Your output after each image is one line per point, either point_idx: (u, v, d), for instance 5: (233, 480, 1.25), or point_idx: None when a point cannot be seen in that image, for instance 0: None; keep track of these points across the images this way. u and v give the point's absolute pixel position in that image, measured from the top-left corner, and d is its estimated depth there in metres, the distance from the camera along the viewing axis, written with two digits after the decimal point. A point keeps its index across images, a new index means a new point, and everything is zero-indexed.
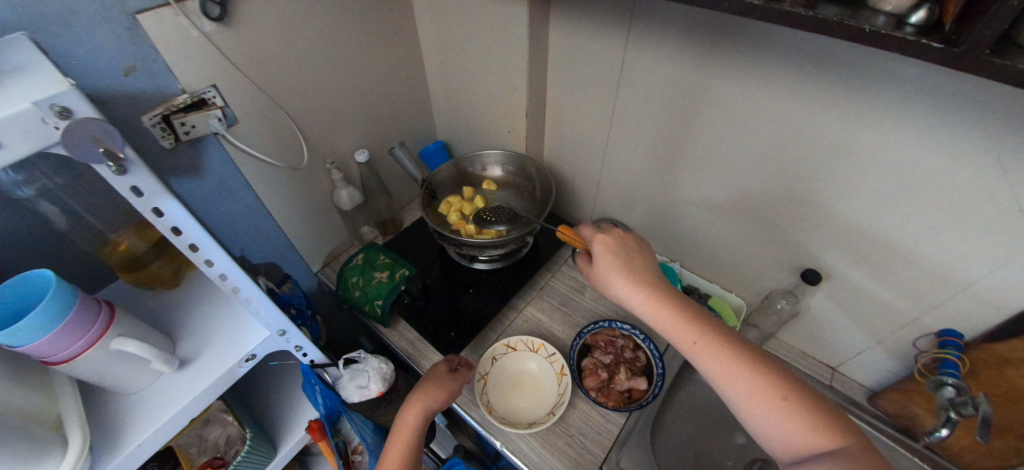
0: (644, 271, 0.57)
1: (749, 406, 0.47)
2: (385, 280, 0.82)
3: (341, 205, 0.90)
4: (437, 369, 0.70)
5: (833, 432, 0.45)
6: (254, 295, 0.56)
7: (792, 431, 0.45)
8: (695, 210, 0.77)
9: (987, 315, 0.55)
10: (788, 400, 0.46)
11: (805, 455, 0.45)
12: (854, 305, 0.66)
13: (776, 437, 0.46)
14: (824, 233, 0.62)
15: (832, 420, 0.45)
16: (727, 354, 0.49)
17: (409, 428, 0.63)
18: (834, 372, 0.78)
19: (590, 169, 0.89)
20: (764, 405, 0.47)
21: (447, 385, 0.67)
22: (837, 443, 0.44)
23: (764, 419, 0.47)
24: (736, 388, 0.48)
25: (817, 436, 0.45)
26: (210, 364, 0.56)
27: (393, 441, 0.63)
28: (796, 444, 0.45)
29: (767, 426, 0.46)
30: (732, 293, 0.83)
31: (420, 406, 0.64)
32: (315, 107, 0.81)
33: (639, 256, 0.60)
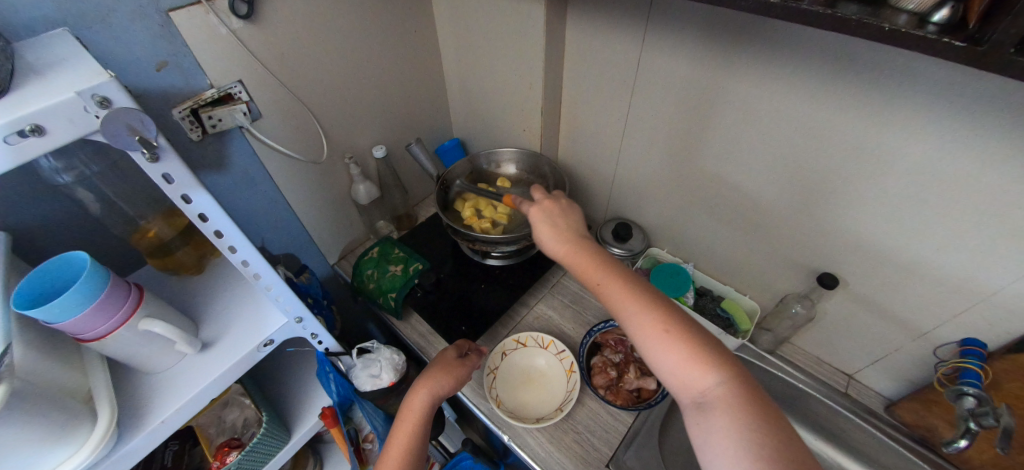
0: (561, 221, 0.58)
1: (643, 340, 0.47)
2: (399, 273, 0.86)
3: (358, 199, 0.94)
4: (446, 356, 0.70)
5: (719, 368, 0.43)
6: (274, 282, 0.58)
7: (681, 366, 0.44)
8: (707, 212, 0.82)
9: (1007, 325, 0.57)
10: (678, 334, 0.45)
11: (696, 394, 0.43)
12: (861, 308, 0.71)
13: (667, 371, 0.45)
14: (830, 239, 0.68)
15: (724, 358, 0.44)
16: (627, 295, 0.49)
17: (416, 414, 0.63)
18: (850, 380, 0.82)
19: (606, 168, 0.94)
20: (655, 339, 0.46)
21: (455, 372, 0.67)
22: (725, 381, 0.43)
23: (661, 362, 0.46)
24: (631, 323, 0.48)
25: (704, 372, 0.43)
26: (231, 346, 0.63)
27: (399, 427, 0.63)
28: (690, 387, 0.44)
29: (658, 361, 0.46)
30: (746, 296, 0.88)
31: (429, 392, 0.64)
32: (342, 109, 0.85)
33: (559, 205, 0.60)
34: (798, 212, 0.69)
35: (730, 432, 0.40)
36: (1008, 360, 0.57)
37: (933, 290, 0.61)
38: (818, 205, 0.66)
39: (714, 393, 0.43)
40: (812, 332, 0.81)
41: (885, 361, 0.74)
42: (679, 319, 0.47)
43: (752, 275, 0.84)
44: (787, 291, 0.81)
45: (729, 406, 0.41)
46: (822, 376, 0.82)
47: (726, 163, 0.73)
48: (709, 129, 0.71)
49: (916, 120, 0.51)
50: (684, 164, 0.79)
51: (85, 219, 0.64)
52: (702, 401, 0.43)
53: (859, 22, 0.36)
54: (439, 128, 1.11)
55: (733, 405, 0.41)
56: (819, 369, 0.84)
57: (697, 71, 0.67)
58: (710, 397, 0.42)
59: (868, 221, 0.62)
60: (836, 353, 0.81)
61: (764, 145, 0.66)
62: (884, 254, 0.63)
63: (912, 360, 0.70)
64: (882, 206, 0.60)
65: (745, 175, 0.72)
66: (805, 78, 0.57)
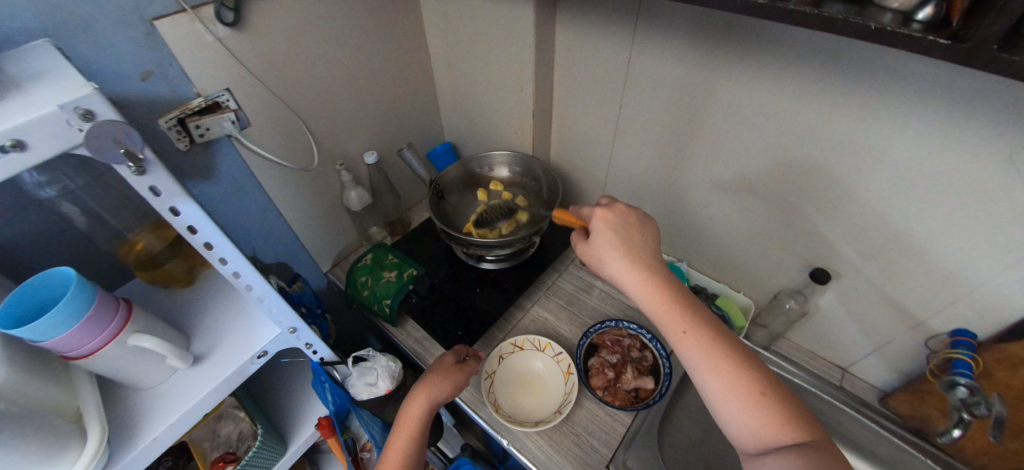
0: (640, 248, 0.53)
1: (723, 395, 0.46)
2: (393, 280, 0.85)
3: (350, 206, 0.93)
4: (444, 362, 0.70)
5: (802, 431, 0.43)
6: (266, 292, 0.57)
7: (762, 425, 0.44)
8: (698, 211, 0.83)
9: (998, 314, 0.58)
10: (763, 395, 0.45)
11: (772, 452, 0.43)
12: (853, 301, 0.72)
13: (745, 430, 0.44)
14: (821, 234, 0.68)
15: (805, 420, 0.44)
16: (711, 345, 0.48)
17: (416, 419, 0.63)
18: (844, 373, 0.82)
19: (598, 168, 0.94)
20: (736, 397, 0.45)
21: (453, 376, 0.67)
22: (804, 442, 0.42)
23: (740, 417, 0.45)
24: (712, 378, 0.46)
25: (787, 435, 0.43)
26: (224, 360, 0.62)
27: (398, 432, 0.62)
28: (765, 445, 0.43)
29: (737, 418, 0.45)
30: (740, 292, 0.89)
31: (428, 397, 0.64)
32: (332, 115, 0.84)
33: (638, 233, 0.54)
34: (788, 209, 0.70)
35: None
36: (998, 350, 0.59)
37: (922, 282, 0.62)
38: (809, 201, 0.67)
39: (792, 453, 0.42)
40: (806, 326, 0.82)
41: (879, 353, 0.75)
42: (762, 379, 0.46)
43: (746, 272, 0.85)
44: (780, 287, 0.81)
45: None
46: (817, 370, 0.83)
47: (717, 161, 0.73)
48: (700, 127, 0.71)
49: (903, 115, 0.52)
50: (676, 163, 0.79)
51: (71, 233, 0.63)
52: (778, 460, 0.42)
53: (846, 21, 0.36)
54: (430, 132, 1.11)
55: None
56: (813, 363, 0.84)
57: (686, 71, 0.67)
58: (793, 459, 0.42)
59: (857, 217, 0.63)
60: (830, 347, 0.82)
61: (754, 143, 0.67)
62: (874, 248, 0.64)
63: (905, 352, 0.71)
64: (871, 201, 0.60)
65: (735, 173, 0.72)
66: (792, 76, 0.57)
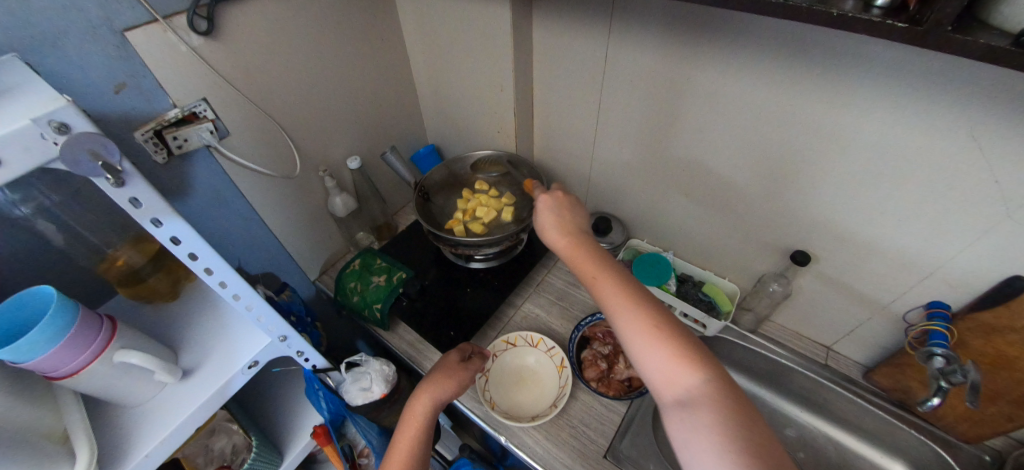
0: (572, 222, 0.60)
1: (634, 337, 0.48)
2: (383, 284, 0.85)
3: (336, 212, 0.93)
4: (449, 360, 0.70)
5: (709, 372, 0.44)
6: (253, 301, 0.57)
7: (669, 364, 0.45)
8: (681, 200, 0.84)
9: (971, 284, 0.61)
10: (668, 334, 0.47)
11: (679, 390, 0.44)
12: (833, 280, 0.74)
13: (655, 367, 0.46)
14: (799, 216, 0.70)
15: (713, 364, 0.45)
16: (625, 292, 0.51)
17: (420, 417, 0.63)
18: (829, 351, 0.84)
19: (581, 163, 0.95)
20: (645, 335, 0.47)
21: (458, 375, 0.67)
22: (708, 380, 0.44)
23: (649, 357, 0.47)
24: (623, 318, 0.49)
25: (692, 373, 0.44)
26: (214, 371, 0.61)
27: (404, 431, 0.62)
28: (672, 382, 0.45)
29: (645, 356, 0.47)
30: (726, 279, 0.89)
31: (433, 397, 0.64)
32: (311, 121, 0.84)
33: (571, 211, 0.62)
34: (766, 194, 0.72)
35: (711, 429, 0.41)
36: (970, 320, 0.62)
37: (897, 257, 0.65)
38: (786, 185, 0.68)
39: (697, 390, 0.43)
40: (789, 308, 0.84)
41: (861, 329, 0.77)
42: (672, 322, 0.48)
43: (729, 258, 0.86)
44: (764, 271, 0.83)
45: (711, 403, 0.42)
46: (803, 350, 0.85)
47: (696, 150, 0.75)
48: (678, 118, 0.73)
49: (869, 98, 0.54)
50: (656, 154, 0.81)
51: (48, 252, 0.62)
52: (684, 397, 0.44)
53: (809, 9, 0.37)
54: (412, 134, 1.10)
55: (717, 403, 0.42)
56: (799, 343, 0.86)
57: (662, 64, 0.68)
58: (697, 395, 0.43)
59: (833, 197, 0.65)
60: (814, 327, 0.84)
61: (731, 131, 0.68)
62: (851, 227, 0.66)
63: (885, 326, 0.74)
64: (845, 181, 0.62)
65: (714, 161, 0.74)
66: (764, 64, 0.59)
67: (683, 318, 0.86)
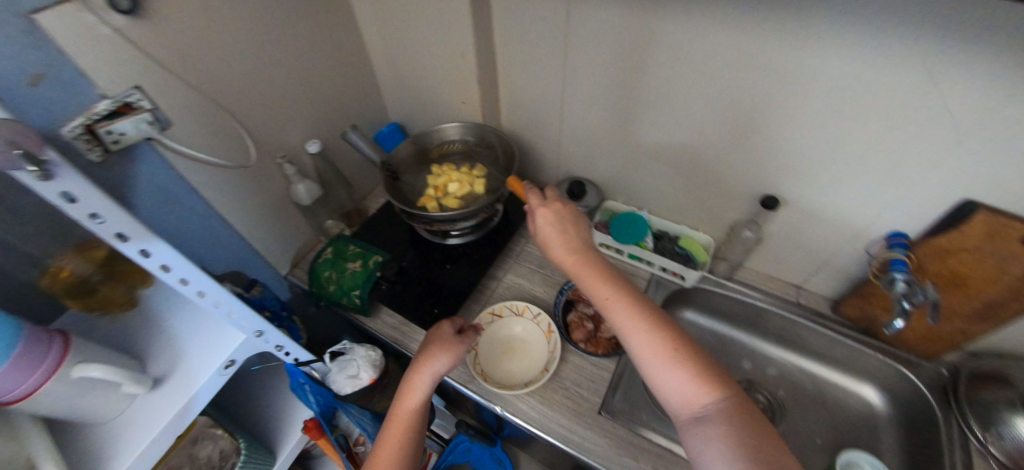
0: (575, 236, 0.59)
1: (649, 358, 0.49)
2: (358, 270, 0.82)
3: (300, 201, 0.88)
4: (443, 333, 0.67)
5: (723, 388, 0.47)
6: (221, 296, 0.53)
7: (685, 383, 0.47)
8: (652, 157, 0.84)
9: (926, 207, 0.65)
10: (682, 353, 0.48)
11: (696, 408, 0.46)
12: (800, 220, 0.77)
13: (670, 387, 0.48)
14: (766, 161, 0.72)
15: (725, 379, 0.47)
16: (637, 312, 0.51)
17: (420, 392, 0.61)
18: (799, 290, 0.88)
19: (550, 129, 0.93)
20: (660, 357, 0.48)
21: (455, 347, 0.64)
22: (723, 397, 0.46)
23: (665, 376, 0.48)
24: (637, 339, 0.50)
25: (707, 390, 0.46)
26: (190, 375, 0.57)
27: (402, 404, 0.61)
28: (689, 400, 0.47)
29: (661, 376, 0.48)
30: (699, 230, 0.90)
31: (432, 370, 0.62)
32: (261, 104, 0.78)
33: (573, 222, 0.60)
34: (733, 142, 0.73)
35: (728, 444, 0.43)
36: (927, 246, 0.68)
37: (859, 190, 0.68)
38: (753, 132, 0.70)
39: (713, 407, 0.46)
40: (761, 252, 0.87)
41: (827, 265, 0.81)
42: (683, 339, 0.50)
43: (702, 210, 0.87)
44: (735, 220, 0.85)
45: (727, 420, 0.44)
46: (775, 292, 0.89)
47: (664, 105, 0.75)
48: (645, 73, 0.72)
49: (827, 36, 0.55)
50: (625, 112, 0.80)
51: None
52: (701, 414, 0.46)
53: None
54: (371, 113, 1.05)
55: (732, 419, 0.44)
56: (771, 285, 0.90)
57: (626, 17, 0.67)
58: (714, 413, 0.45)
59: (796, 139, 0.67)
60: (785, 268, 0.87)
61: (698, 81, 0.68)
62: (817, 165, 0.68)
63: (849, 260, 0.78)
64: (807, 122, 0.64)
65: (682, 113, 0.74)
66: (727, 10, 0.59)
67: (662, 273, 0.87)
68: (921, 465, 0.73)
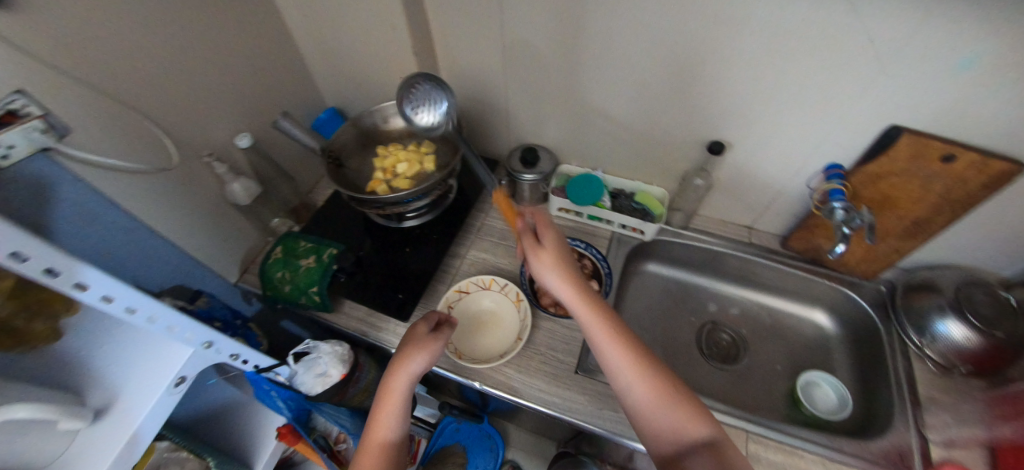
0: (574, 272, 0.59)
1: (646, 398, 0.53)
2: (313, 265, 0.77)
3: (238, 201, 0.82)
4: (418, 332, 0.63)
5: (708, 424, 0.51)
6: (155, 310, 0.49)
7: (678, 420, 0.51)
8: (601, 115, 0.83)
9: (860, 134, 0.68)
10: (675, 394, 0.53)
11: (687, 444, 0.50)
12: (746, 162, 0.79)
13: (664, 424, 0.52)
14: (709, 106, 0.73)
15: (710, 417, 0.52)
16: (635, 353, 0.55)
17: (399, 393, 0.59)
18: (751, 230, 0.92)
19: (496, 97, 0.90)
20: (658, 396, 0.53)
21: (432, 346, 0.61)
22: (710, 433, 0.51)
23: (660, 414, 0.52)
24: (637, 380, 0.53)
25: (697, 426, 0.51)
26: (136, 401, 0.53)
27: (380, 410, 0.59)
28: (680, 436, 0.51)
29: (657, 415, 0.52)
30: (653, 184, 0.92)
31: (410, 373, 0.59)
32: (172, 99, 0.70)
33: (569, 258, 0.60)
34: (677, 92, 0.73)
35: None
36: (861, 174, 0.72)
37: (797, 124, 0.70)
38: (696, 78, 0.70)
39: (702, 441, 0.50)
40: (713, 199, 0.89)
41: (775, 203, 0.84)
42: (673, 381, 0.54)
43: (653, 164, 0.88)
44: (685, 169, 0.86)
45: (716, 453, 0.49)
46: (730, 235, 0.92)
47: (607, 60, 0.73)
48: (584, 29, 0.70)
49: None
50: (568, 71, 0.78)
51: None
52: (691, 449, 0.50)
53: None
54: (303, 99, 0.98)
55: (722, 452, 0.49)
56: (725, 229, 0.93)
57: None
58: (703, 447, 0.49)
59: (737, 81, 0.68)
60: (736, 211, 0.90)
61: (639, 32, 0.67)
62: (759, 105, 0.70)
63: (794, 195, 0.81)
64: (745, 62, 0.65)
65: (626, 67, 0.73)
66: None
67: (622, 229, 0.88)
68: (871, 374, 0.80)
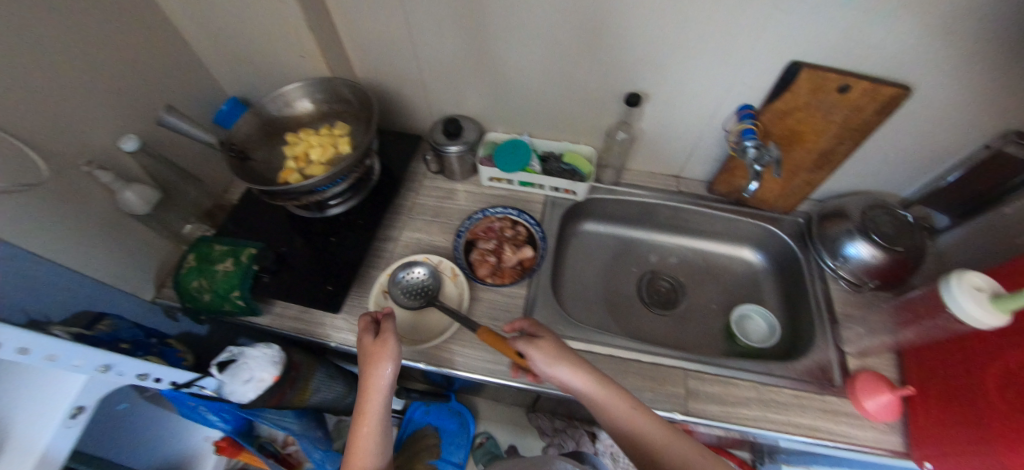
0: (568, 356, 0.59)
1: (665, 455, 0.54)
2: (231, 268, 0.72)
3: (136, 211, 0.73)
4: (366, 343, 0.59)
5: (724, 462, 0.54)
6: (24, 339, 0.43)
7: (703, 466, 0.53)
8: (522, 78, 0.80)
9: (769, 71, 0.70)
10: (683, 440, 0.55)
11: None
12: (666, 111, 0.80)
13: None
14: (627, 57, 0.72)
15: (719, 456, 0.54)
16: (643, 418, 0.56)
17: (374, 413, 0.56)
18: (678, 179, 0.94)
19: (409, 69, 0.85)
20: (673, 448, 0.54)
21: (387, 353, 0.57)
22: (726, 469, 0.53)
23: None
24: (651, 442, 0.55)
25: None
26: (29, 438, 0.49)
27: (358, 433, 0.55)
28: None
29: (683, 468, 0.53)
30: (580, 144, 0.91)
31: (379, 386, 0.56)
32: (29, 103, 0.60)
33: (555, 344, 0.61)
34: (593, 45, 0.71)
35: None
36: (769, 111, 0.74)
37: (709, 67, 0.71)
38: (612, 29, 0.68)
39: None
40: (640, 152, 0.90)
41: (698, 149, 0.86)
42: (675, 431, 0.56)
43: (579, 123, 0.87)
44: (608, 125, 0.86)
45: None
46: (659, 186, 0.93)
47: (521, 19, 0.70)
48: None
49: None
50: (479, 34, 0.74)
51: None
52: None
53: None
54: (193, 90, 0.87)
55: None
56: (655, 180, 0.94)
57: None
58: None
59: (651, 28, 0.67)
60: (664, 162, 0.92)
61: None
62: (674, 50, 0.69)
63: (714, 140, 0.83)
64: (659, 6, 0.63)
65: (541, 23, 0.70)
66: None
67: (555, 192, 0.88)
68: (794, 301, 0.86)
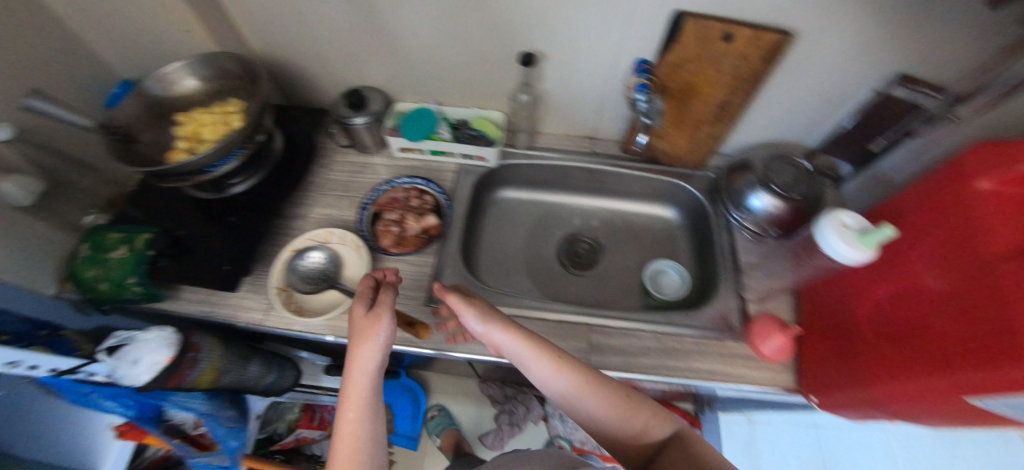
0: (500, 318, 0.58)
1: (603, 413, 0.54)
2: (125, 256, 0.70)
3: (17, 202, 0.69)
4: (358, 316, 0.56)
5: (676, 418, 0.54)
6: None
7: (652, 420, 0.54)
8: (418, 43, 0.78)
9: (658, 23, 0.69)
10: (633, 398, 0.55)
11: (659, 438, 0.53)
12: (566, 70, 0.79)
13: (629, 426, 0.53)
14: (517, 15, 0.70)
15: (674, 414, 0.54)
16: (584, 379, 0.55)
17: (359, 392, 0.53)
18: (592, 140, 0.95)
19: (301, 40, 0.82)
20: (615, 406, 0.54)
21: (376, 330, 0.54)
22: (678, 424, 0.53)
23: (619, 425, 0.54)
24: (590, 401, 0.55)
25: (668, 422, 0.54)
26: None
27: (342, 414, 0.52)
28: (645, 434, 0.53)
29: (623, 424, 0.54)
30: (489, 109, 0.91)
31: (363, 365, 0.53)
32: None
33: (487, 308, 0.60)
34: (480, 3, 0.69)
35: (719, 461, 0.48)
36: (664, 65, 0.74)
37: (599, 21, 0.70)
38: None
39: (673, 435, 0.53)
40: (550, 114, 0.90)
41: (604, 109, 0.86)
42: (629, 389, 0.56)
43: (483, 87, 0.86)
44: (511, 86, 0.85)
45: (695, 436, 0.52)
46: (572, 148, 0.94)
47: None
48: None
49: None
50: None
51: None
52: (662, 445, 0.52)
53: None
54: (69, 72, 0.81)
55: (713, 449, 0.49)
56: (568, 143, 0.95)
57: None
58: (676, 439, 0.52)
59: None
60: (575, 124, 0.92)
61: None
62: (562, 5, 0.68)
63: (618, 98, 0.83)
64: None
65: None
66: None
67: (466, 160, 0.87)
68: (704, 253, 0.88)
